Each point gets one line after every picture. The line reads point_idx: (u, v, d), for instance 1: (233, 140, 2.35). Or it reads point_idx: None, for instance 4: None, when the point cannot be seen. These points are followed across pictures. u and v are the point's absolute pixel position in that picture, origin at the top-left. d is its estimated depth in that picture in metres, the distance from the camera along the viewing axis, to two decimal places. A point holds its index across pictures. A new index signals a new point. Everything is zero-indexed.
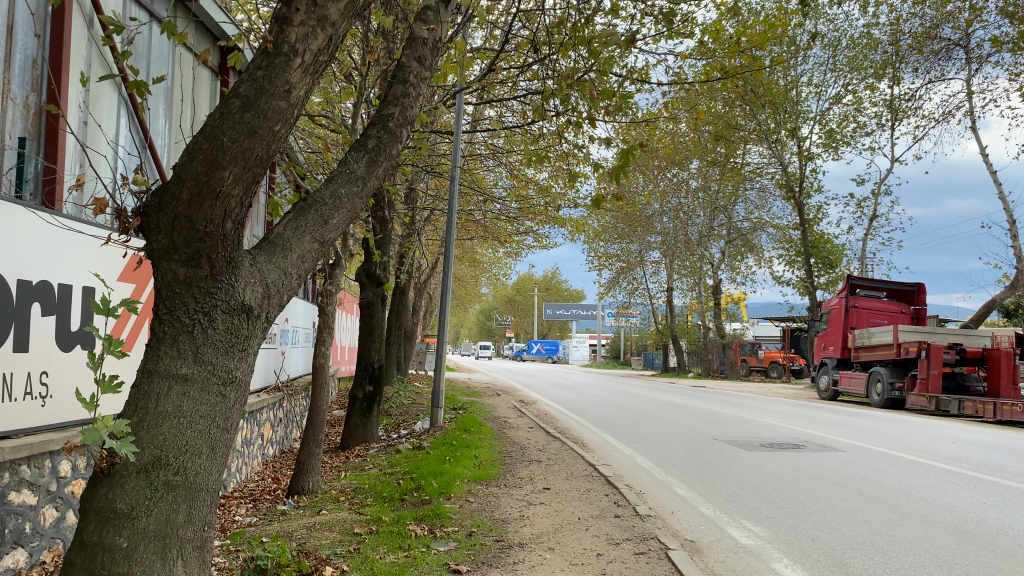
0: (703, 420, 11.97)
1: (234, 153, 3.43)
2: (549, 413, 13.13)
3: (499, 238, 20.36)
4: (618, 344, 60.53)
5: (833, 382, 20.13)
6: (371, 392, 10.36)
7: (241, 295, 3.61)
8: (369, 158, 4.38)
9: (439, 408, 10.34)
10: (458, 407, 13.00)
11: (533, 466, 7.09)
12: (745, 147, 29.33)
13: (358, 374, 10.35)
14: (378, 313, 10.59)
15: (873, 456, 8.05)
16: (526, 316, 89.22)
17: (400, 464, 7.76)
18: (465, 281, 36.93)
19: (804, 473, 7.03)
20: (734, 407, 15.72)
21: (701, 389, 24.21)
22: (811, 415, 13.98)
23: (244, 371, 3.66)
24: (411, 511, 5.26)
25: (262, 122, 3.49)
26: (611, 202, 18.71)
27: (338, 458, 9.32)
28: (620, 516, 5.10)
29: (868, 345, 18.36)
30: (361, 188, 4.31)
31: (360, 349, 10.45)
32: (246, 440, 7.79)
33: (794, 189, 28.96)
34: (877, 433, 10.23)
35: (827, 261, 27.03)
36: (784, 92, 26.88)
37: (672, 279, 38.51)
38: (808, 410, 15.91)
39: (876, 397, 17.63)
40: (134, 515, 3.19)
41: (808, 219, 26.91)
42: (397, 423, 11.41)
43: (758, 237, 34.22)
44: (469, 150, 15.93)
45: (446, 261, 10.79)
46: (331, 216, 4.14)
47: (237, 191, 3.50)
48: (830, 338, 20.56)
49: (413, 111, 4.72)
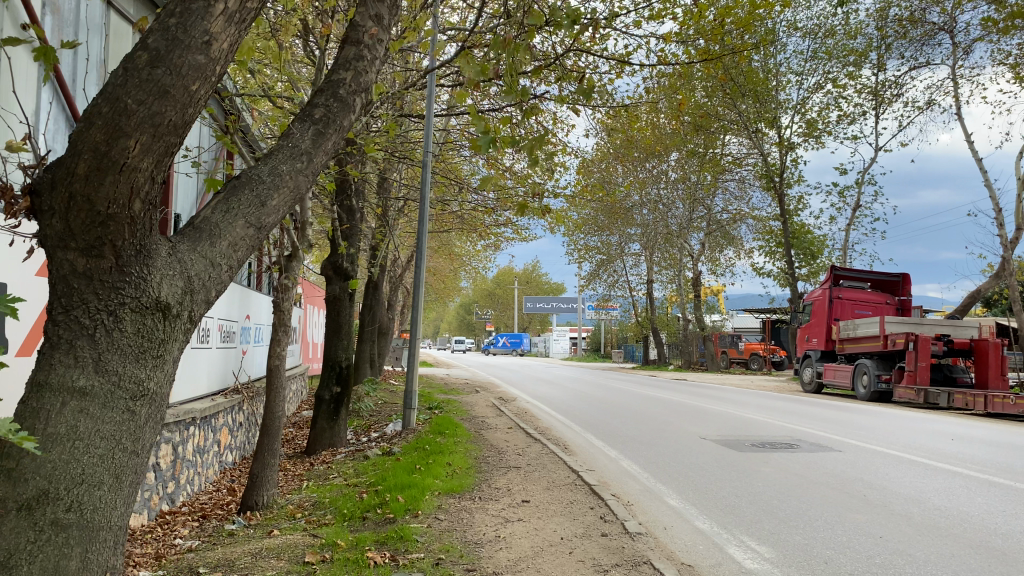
0: (688, 417, 11.48)
1: (141, 117, 2.82)
2: (528, 411, 12.60)
3: (476, 230, 19.77)
4: (597, 337, 60.16)
5: (817, 374, 19.76)
6: (339, 393, 9.77)
7: (155, 291, 3.00)
8: (314, 130, 3.79)
9: (412, 409, 9.76)
10: (433, 407, 12.42)
11: (511, 474, 6.55)
12: (724, 137, 28.93)
13: (325, 374, 9.78)
14: (345, 309, 9.98)
15: (873, 456, 7.57)
16: (506, 310, 88.70)
17: (367, 473, 7.17)
18: (443, 275, 36.33)
19: (803, 478, 6.52)
20: (719, 402, 15.28)
21: (682, 383, 23.81)
22: (799, 410, 13.57)
23: (160, 383, 3.07)
24: (372, 533, 4.69)
25: (175, 80, 2.88)
26: (590, 192, 18.16)
27: (302, 465, 8.73)
28: (607, 535, 4.55)
29: (854, 337, 17.98)
30: (306, 163, 3.72)
31: (326, 347, 9.88)
32: (199, 449, 7.19)
33: (775, 179, 28.47)
34: (872, 430, 9.76)
35: (809, 252, 26.66)
36: (764, 81, 26.51)
37: (651, 272, 38.13)
38: (794, 404, 15.50)
39: (862, 390, 17.27)
40: (12, 565, 2.59)
41: (789, 210, 26.58)
42: (367, 425, 10.80)
43: (738, 228, 33.90)
44: (444, 138, 15.32)
45: (418, 254, 10.21)
46: (269, 197, 3.55)
47: (147, 164, 2.88)
48: (813, 330, 20.18)
49: (368, 78, 4.12)
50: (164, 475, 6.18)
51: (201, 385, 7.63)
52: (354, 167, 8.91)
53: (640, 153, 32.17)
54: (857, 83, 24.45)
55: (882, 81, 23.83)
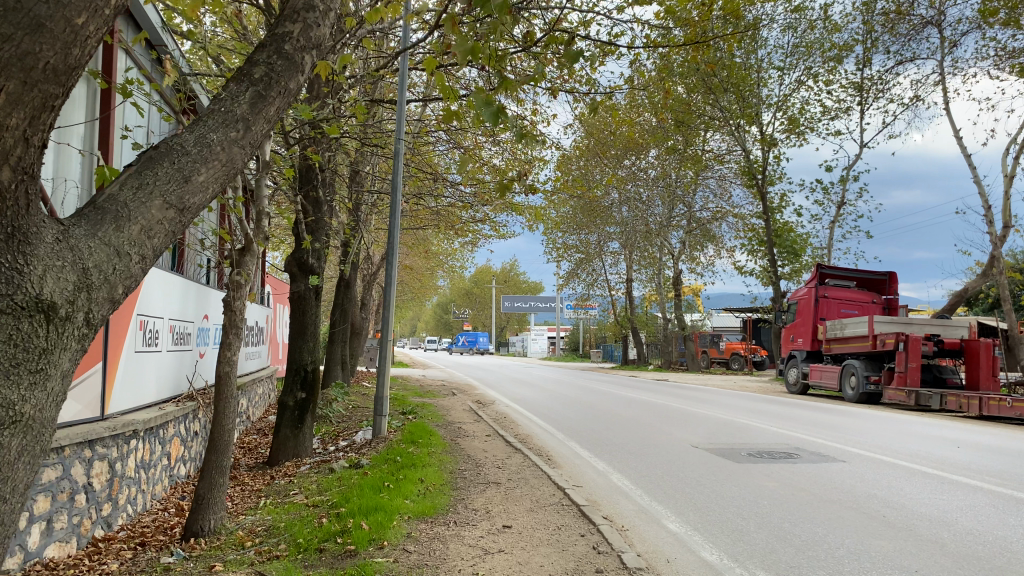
0: (675, 422, 10.90)
1: (8, 57, 2.14)
2: (507, 416, 11.95)
3: (453, 225, 19.10)
4: (576, 337, 59.70)
5: (802, 375, 19.29)
6: (304, 399, 9.07)
7: (36, 286, 2.31)
8: (253, 91, 3.11)
9: (383, 415, 9.08)
10: (407, 412, 11.72)
11: (490, 491, 5.91)
12: (705, 133, 28.47)
13: (289, 379, 9.09)
14: (311, 307, 9.31)
15: (882, 470, 7.00)
16: (483, 309, 87.98)
17: (331, 490, 6.48)
18: (419, 273, 35.63)
19: (811, 496, 5.93)
20: (703, 405, 14.76)
21: (663, 384, 23.27)
22: (789, 414, 13.05)
23: (41, 406, 2.40)
24: (329, 570, 4.02)
25: (53, 10, 2.22)
26: (569, 187, 17.55)
27: (261, 479, 8.02)
28: (602, 572, 3.93)
29: (840, 337, 17.53)
30: (243, 131, 3.05)
31: (291, 349, 9.18)
32: (144, 463, 6.46)
33: (757, 176, 27.91)
34: (872, 437, 9.23)
35: (792, 251, 26.08)
36: (746, 76, 26.09)
37: (631, 271, 37.64)
38: (781, 407, 15.02)
39: (850, 392, 16.81)
40: None
41: (771, 207, 26.14)
42: (335, 433, 10.10)
43: (719, 226, 33.47)
44: (418, 128, 14.62)
45: (390, 247, 9.53)
46: (194, 171, 2.87)
47: (19, 121, 2.20)
48: (799, 329, 19.71)
49: (319, 33, 3.47)
50: (98, 496, 5.45)
51: (149, 393, 6.89)
52: (315, 152, 8.20)
53: (619, 150, 31.67)
54: (839, 79, 24.09)
55: (865, 76, 23.45)
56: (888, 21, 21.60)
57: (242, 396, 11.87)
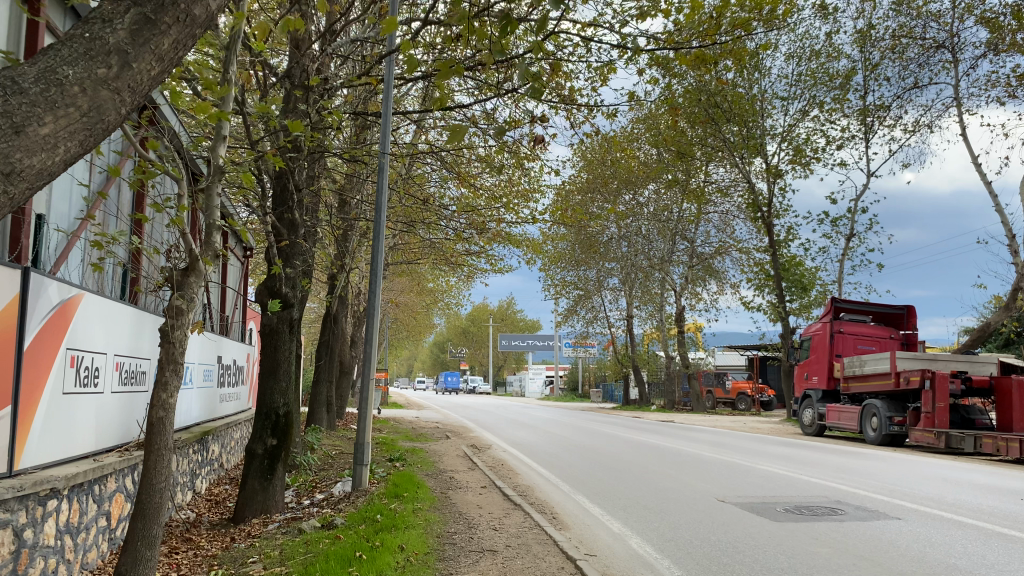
0: (692, 469, 9.79)
1: None
2: (505, 464, 10.87)
3: (447, 258, 18.16)
4: (575, 376, 58.52)
5: (818, 416, 18.17)
6: (275, 446, 8.02)
7: None
8: (137, 14, 2.46)
9: (364, 465, 8.01)
10: (394, 459, 10.61)
11: (485, 564, 4.84)
12: (707, 166, 27.74)
13: (258, 425, 8.04)
14: (284, 343, 8.21)
15: (948, 532, 5.95)
16: (481, 347, 86.66)
17: (294, 559, 5.39)
18: (414, 309, 34.53)
19: (876, 566, 4.90)
20: (716, 449, 13.65)
21: (669, 425, 22.06)
22: (813, 459, 11.96)
23: None
24: None
25: None
26: (569, 217, 16.66)
27: (219, 542, 6.91)
28: None
29: (860, 375, 16.48)
30: (117, 68, 2.37)
31: (260, 390, 8.12)
32: (71, 528, 5.35)
33: (762, 210, 26.92)
34: (919, 487, 8.17)
35: (799, 285, 25.05)
36: (750, 106, 25.37)
37: (631, 307, 36.53)
38: (801, 451, 13.92)
39: (872, 434, 15.70)
40: None
41: (778, 240, 25.22)
42: (313, 484, 8.99)
43: (721, 261, 32.56)
44: (410, 154, 13.73)
45: (375, 276, 8.51)
46: (31, 120, 2.17)
47: None
48: (813, 367, 18.65)
49: None
50: None
51: (83, 442, 5.83)
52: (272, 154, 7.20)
53: (618, 182, 30.85)
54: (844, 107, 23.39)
55: (872, 104, 22.72)
56: (896, 46, 20.97)
57: (215, 442, 10.77)
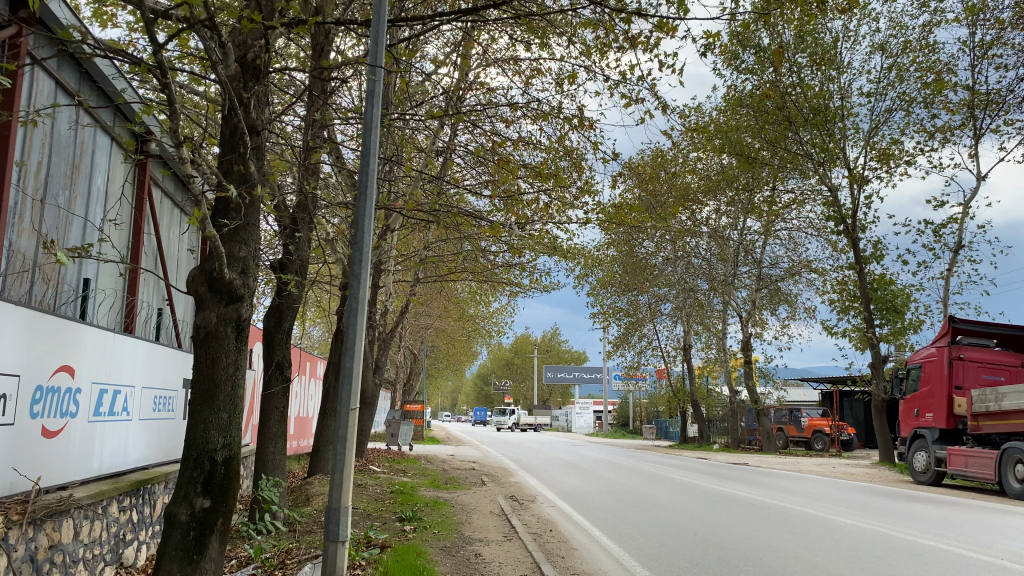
0: (816, 553, 6.80)
1: None
2: (554, 529, 7.98)
3: (483, 267, 15.39)
4: (626, 410, 55.01)
5: (933, 460, 14.86)
6: (208, 512, 5.29)
7: None
8: None
9: (340, 540, 5.26)
10: (405, 519, 7.86)
11: None
12: (778, 176, 24.44)
13: (183, 478, 5.29)
14: (226, 354, 5.47)
15: None
16: (525, 379, 83.22)
17: None
18: (454, 335, 31.62)
19: None
20: (820, 507, 10.61)
21: (745, 468, 18.80)
22: (972, 529, 8.82)
23: None
24: None
25: None
26: (627, 220, 13.81)
27: None
28: None
29: (996, 411, 13.22)
30: None
31: (191, 424, 5.41)
32: None
33: (846, 223, 23.44)
34: None
35: (892, 308, 21.61)
36: (830, 106, 22.07)
37: (689, 336, 33.22)
38: (936, 510, 10.75)
39: (1016, 485, 12.41)
40: None
41: (864, 257, 21.87)
42: (280, 561, 6.31)
43: (792, 285, 29.11)
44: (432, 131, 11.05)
45: (356, 254, 5.75)
46: None
47: None
48: (925, 402, 15.36)
49: None
50: None
51: None
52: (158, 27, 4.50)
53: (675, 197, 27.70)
54: (945, 102, 19.86)
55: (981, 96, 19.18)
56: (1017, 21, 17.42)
57: (168, 492, 8.20)
